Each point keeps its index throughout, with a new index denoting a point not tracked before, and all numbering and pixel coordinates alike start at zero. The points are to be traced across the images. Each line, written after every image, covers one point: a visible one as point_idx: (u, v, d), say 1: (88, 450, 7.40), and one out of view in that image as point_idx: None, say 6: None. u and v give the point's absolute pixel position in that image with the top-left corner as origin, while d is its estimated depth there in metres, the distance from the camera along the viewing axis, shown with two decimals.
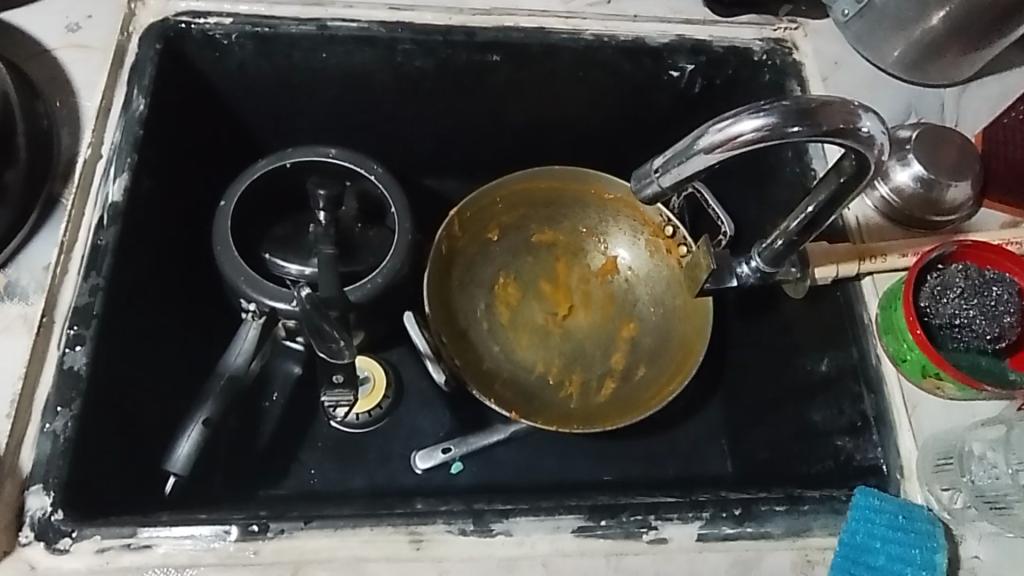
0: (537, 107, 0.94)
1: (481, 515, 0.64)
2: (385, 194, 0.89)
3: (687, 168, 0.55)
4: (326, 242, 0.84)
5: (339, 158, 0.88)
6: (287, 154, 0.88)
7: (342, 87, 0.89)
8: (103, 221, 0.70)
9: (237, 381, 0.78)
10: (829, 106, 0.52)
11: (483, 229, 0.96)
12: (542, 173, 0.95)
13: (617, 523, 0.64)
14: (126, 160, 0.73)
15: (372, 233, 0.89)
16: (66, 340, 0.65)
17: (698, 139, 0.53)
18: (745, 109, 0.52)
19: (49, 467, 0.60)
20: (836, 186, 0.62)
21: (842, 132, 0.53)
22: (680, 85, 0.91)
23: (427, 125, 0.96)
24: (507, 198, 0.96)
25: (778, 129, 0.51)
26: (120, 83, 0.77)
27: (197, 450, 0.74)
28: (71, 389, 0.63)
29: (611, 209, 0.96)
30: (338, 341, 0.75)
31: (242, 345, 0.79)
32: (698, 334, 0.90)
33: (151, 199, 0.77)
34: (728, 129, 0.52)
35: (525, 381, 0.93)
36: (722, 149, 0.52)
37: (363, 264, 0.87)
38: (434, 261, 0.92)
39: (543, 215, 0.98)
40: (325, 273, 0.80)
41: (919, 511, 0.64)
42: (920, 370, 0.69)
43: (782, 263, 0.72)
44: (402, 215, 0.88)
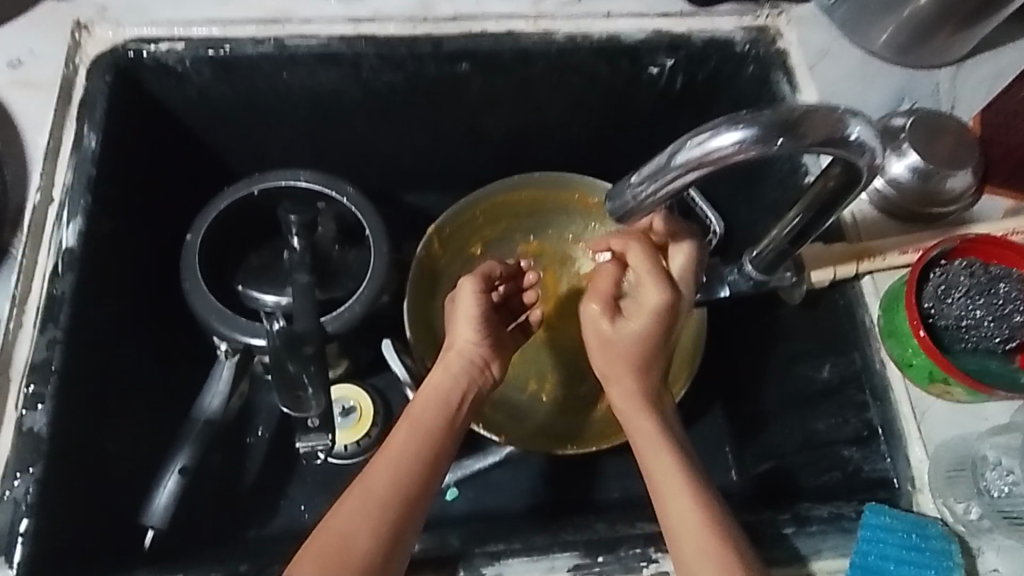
0: (513, 114, 0.90)
1: (471, 559, 0.60)
2: (359, 216, 0.85)
3: (663, 187, 0.51)
4: (300, 268, 0.81)
5: (309, 180, 0.84)
6: (256, 180, 0.84)
7: (308, 107, 0.85)
8: (58, 269, 0.67)
9: (214, 425, 0.76)
10: (815, 114, 0.48)
11: (466, 244, 0.93)
12: (523, 183, 0.91)
13: (615, 559, 0.61)
14: (80, 202, 0.69)
15: (352, 254, 0.86)
16: (24, 400, 0.62)
17: (675, 155, 0.49)
18: (722, 121, 0.48)
19: (12, 538, 0.57)
20: (821, 194, 0.57)
21: (827, 143, 0.48)
22: (660, 83, 0.87)
23: (400, 140, 0.92)
24: (489, 211, 0.92)
25: (761, 142, 0.47)
26: (68, 119, 0.73)
27: (175, 499, 0.71)
28: (30, 452, 0.60)
29: (598, 216, 0.93)
30: (305, 388, 0.71)
31: (217, 386, 0.77)
32: (691, 343, 0.86)
33: (111, 240, 0.73)
34: (706, 144, 0.48)
35: (516, 399, 0.89)
36: (701, 165, 0.49)
37: (342, 288, 0.84)
38: (416, 280, 0.88)
39: (527, 225, 0.94)
40: (300, 303, 0.76)
41: (933, 528, 0.60)
42: (927, 375, 0.65)
43: (775, 270, 0.68)
44: (378, 237, 0.84)
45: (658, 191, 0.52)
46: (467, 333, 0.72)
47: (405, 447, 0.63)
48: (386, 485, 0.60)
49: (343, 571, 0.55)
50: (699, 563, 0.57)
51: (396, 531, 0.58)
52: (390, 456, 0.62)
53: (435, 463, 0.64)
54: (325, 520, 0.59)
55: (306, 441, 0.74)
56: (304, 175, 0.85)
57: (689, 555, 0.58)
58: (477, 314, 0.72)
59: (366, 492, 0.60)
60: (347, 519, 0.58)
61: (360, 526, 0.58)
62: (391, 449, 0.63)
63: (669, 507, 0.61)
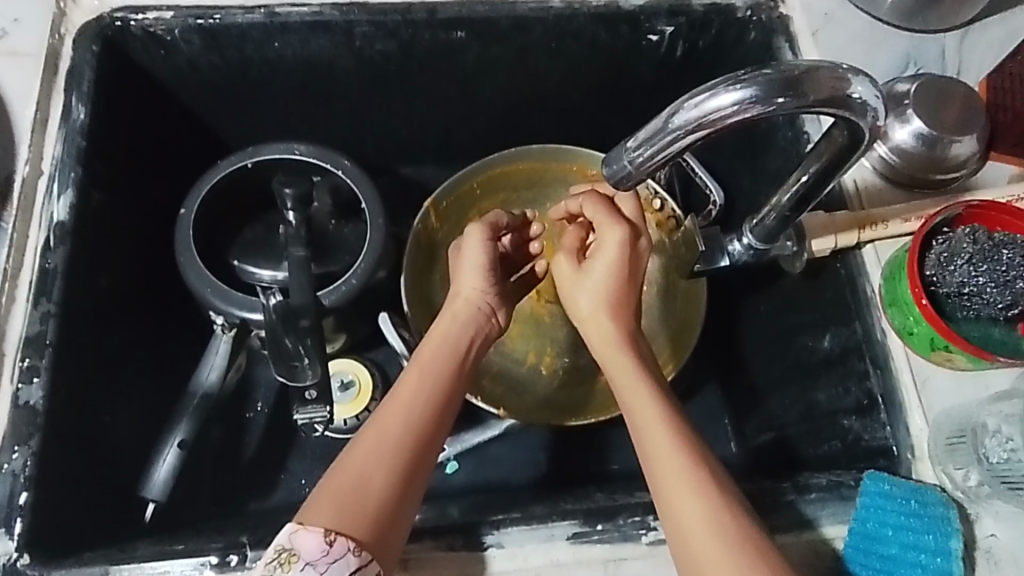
0: (510, 84, 0.89)
1: (470, 528, 0.61)
2: (355, 189, 0.84)
3: (662, 150, 0.50)
4: (297, 243, 0.79)
5: (306, 154, 0.84)
6: (251, 152, 0.83)
7: (301, 78, 0.84)
8: (49, 243, 0.66)
9: (212, 399, 0.76)
10: (817, 73, 0.47)
11: (463, 218, 0.91)
12: (519, 155, 0.91)
13: (614, 526, 0.61)
14: (70, 175, 0.69)
15: (348, 228, 0.84)
16: (20, 373, 0.61)
17: (673, 116, 0.48)
18: (722, 81, 0.47)
19: (11, 510, 0.57)
20: (820, 159, 0.57)
21: (831, 102, 0.47)
22: (660, 51, 0.85)
23: (396, 112, 0.91)
24: (486, 183, 0.91)
25: (761, 102, 0.46)
26: (56, 90, 0.72)
27: (175, 473, 0.72)
28: (26, 425, 0.60)
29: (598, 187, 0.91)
30: (300, 358, 0.70)
31: (215, 360, 0.77)
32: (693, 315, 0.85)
33: (102, 213, 0.72)
34: (705, 105, 0.47)
35: (515, 373, 0.89)
36: (701, 126, 0.48)
37: (338, 263, 0.82)
38: (414, 253, 0.88)
39: (525, 197, 0.92)
40: (296, 276, 0.76)
41: (932, 495, 0.60)
42: (929, 344, 0.64)
43: (775, 240, 0.67)
44: (375, 210, 0.84)
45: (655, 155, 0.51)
46: (474, 283, 0.71)
47: (415, 391, 0.62)
48: (399, 428, 0.59)
49: (362, 516, 0.54)
50: (707, 514, 0.54)
51: (406, 474, 0.57)
52: (402, 399, 0.61)
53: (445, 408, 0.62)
54: (339, 462, 0.57)
55: (304, 413, 0.71)
56: (299, 149, 0.84)
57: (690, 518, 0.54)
58: (484, 262, 0.72)
59: (379, 436, 0.58)
60: (362, 461, 0.57)
61: (374, 467, 0.56)
62: (401, 393, 0.61)
63: (667, 465, 0.56)
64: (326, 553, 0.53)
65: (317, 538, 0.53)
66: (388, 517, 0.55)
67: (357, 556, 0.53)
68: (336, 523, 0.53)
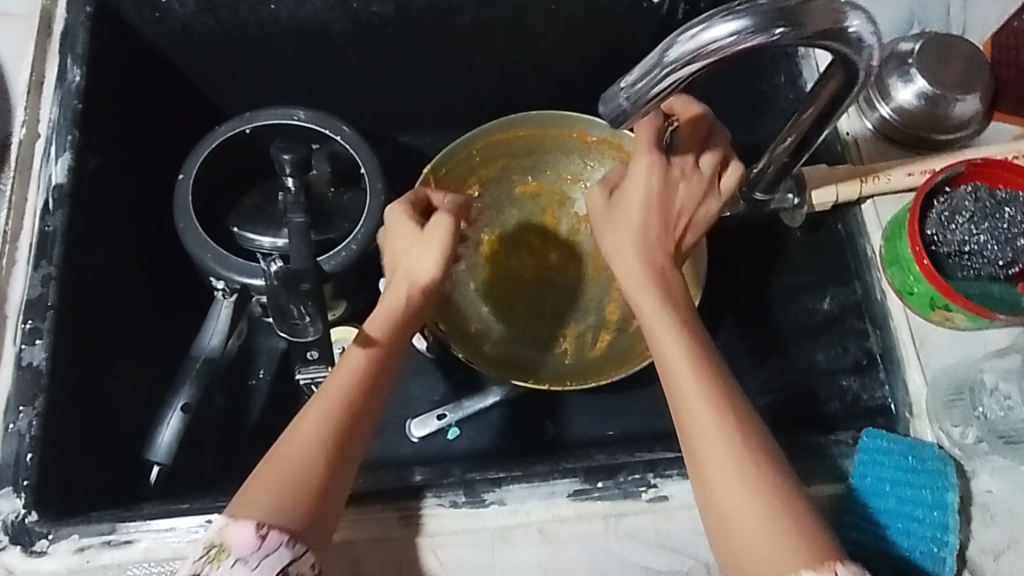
0: (507, 48, 0.89)
1: (472, 485, 0.61)
2: (354, 155, 0.84)
3: (658, 85, 0.48)
4: (296, 208, 0.77)
5: (306, 120, 0.84)
6: (250, 118, 0.83)
7: (297, 42, 0.83)
8: (48, 205, 0.66)
9: (214, 363, 0.75)
10: (812, 4, 0.46)
11: (462, 184, 0.89)
12: (518, 120, 0.88)
13: (615, 484, 0.61)
14: (67, 138, 0.68)
15: (347, 197, 0.84)
16: (22, 334, 0.62)
17: (667, 50, 0.47)
18: (718, 12, 0.46)
19: (18, 468, 0.58)
20: (816, 111, 0.56)
21: (828, 33, 0.46)
22: (661, 12, 0.85)
23: (394, 77, 0.90)
24: (484, 149, 0.89)
25: (760, 31, 0.45)
26: (50, 53, 0.71)
27: (180, 437, 0.71)
28: (30, 385, 0.60)
29: (596, 152, 0.90)
30: (303, 318, 0.71)
31: (217, 324, 0.76)
32: None
33: (101, 178, 0.72)
34: (702, 36, 0.46)
35: (516, 340, 0.90)
36: (697, 56, 0.46)
37: (337, 230, 0.82)
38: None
39: (524, 164, 0.92)
40: (296, 242, 0.75)
41: (929, 450, 0.61)
42: (929, 304, 0.64)
43: (775, 189, 0.67)
44: (373, 174, 0.83)
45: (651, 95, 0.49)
46: (431, 260, 0.61)
47: (356, 373, 0.57)
48: (336, 409, 0.55)
49: (299, 505, 0.51)
50: (737, 462, 0.50)
51: (345, 461, 0.54)
52: (341, 378, 0.57)
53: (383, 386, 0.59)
54: (272, 454, 0.53)
55: (306, 373, 0.73)
56: (298, 115, 0.84)
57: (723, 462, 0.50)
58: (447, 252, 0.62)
59: (318, 424, 0.54)
60: (299, 453, 0.53)
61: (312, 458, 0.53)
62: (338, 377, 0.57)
63: (697, 413, 0.52)
64: (259, 548, 0.49)
65: (250, 530, 0.49)
66: (329, 500, 0.52)
67: (291, 549, 0.49)
68: (271, 516, 0.50)
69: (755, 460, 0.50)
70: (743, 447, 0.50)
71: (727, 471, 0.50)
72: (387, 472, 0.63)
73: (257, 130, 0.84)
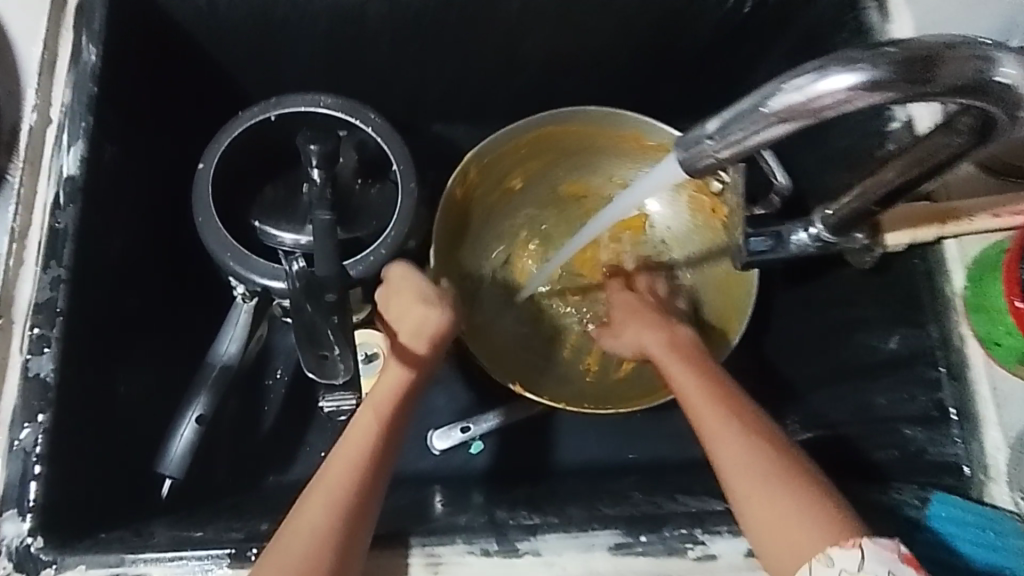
0: (556, 38, 0.81)
1: (504, 533, 0.57)
2: (385, 147, 0.77)
3: (745, 140, 0.42)
4: (323, 204, 0.68)
5: (333, 107, 0.76)
6: (272, 105, 0.76)
7: (330, 24, 0.76)
8: (59, 200, 0.61)
9: (231, 371, 0.71)
10: (951, 51, 0.38)
11: (502, 178, 0.85)
12: (574, 114, 0.80)
13: (658, 538, 0.57)
14: (80, 125, 0.63)
15: (374, 191, 0.79)
16: (29, 343, 0.57)
17: (763, 102, 0.41)
18: (831, 61, 0.39)
19: (23, 489, 0.54)
20: (914, 157, 0.49)
21: (966, 87, 0.38)
22: (728, 6, 0.79)
23: (431, 66, 0.83)
24: (530, 143, 0.83)
25: (882, 88, 0.38)
26: (65, 29, 0.65)
27: (193, 449, 0.67)
28: (37, 399, 0.56)
29: (649, 158, 0.84)
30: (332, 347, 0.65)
31: (234, 332, 0.71)
32: (734, 310, 0.81)
33: (116, 169, 0.66)
34: (808, 90, 0.39)
35: (539, 354, 0.84)
36: (797, 114, 0.40)
37: (365, 228, 0.76)
38: (445, 214, 0.80)
39: (574, 161, 0.86)
40: (320, 242, 0.66)
41: (1009, 524, 0.56)
42: (1017, 356, 0.57)
43: (846, 232, 0.60)
44: (406, 171, 0.77)
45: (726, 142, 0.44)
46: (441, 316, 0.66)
47: (363, 448, 0.58)
48: (344, 479, 0.56)
49: None
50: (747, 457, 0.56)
51: (348, 542, 0.53)
52: (348, 457, 0.58)
53: (390, 455, 0.60)
54: (269, 548, 0.54)
55: (330, 399, 0.74)
56: (324, 101, 0.76)
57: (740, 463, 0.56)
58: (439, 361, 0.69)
59: (315, 512, 0.55)
60: (299, 543, 0.53)
61: (311, 547, 0.53)
62: (336, 461, 0.58)
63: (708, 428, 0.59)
64: None
65: None
66: (350, 560, 0.53)
67: None
68: None
69: (774, 463, 0.55)
70: (762, 457, 0.56)
71: (750, 476, 0.55)
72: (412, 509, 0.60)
73: (282, 116, 0.76)
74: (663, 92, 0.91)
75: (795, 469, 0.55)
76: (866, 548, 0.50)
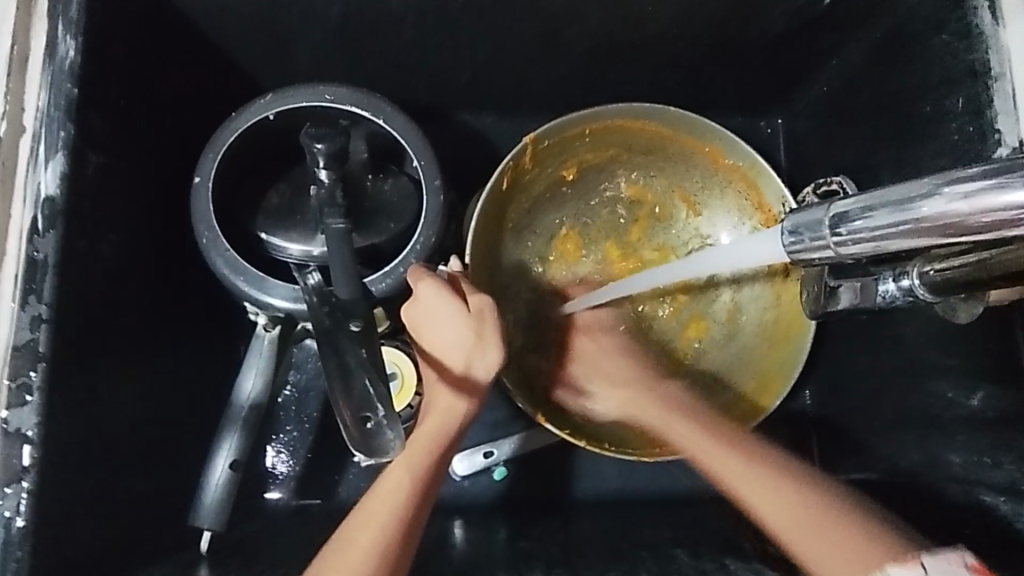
0: (603, 25, 0.71)
1: None
2: (403, 144, 0.65)
3: (879, 244, 0.39)
4: (335, 211, 0.58)
5: (340, 102, 0.64)
6: (269, 102, 0.64)
7: (346, 7, 0.66)
8: (37, 224, 0.53)
9: (260, 409, 0.63)
10: None
11: (559, 164, 0.74)
12: (653, 111, 0.71)
13: None
14: (59, 135, 0.54)
15: (390, 186, 0.65)
16: (8, 391, 0.51)
17: (904, 215, 0.36)
18: (994, 174, 0.33)
19: (6, 559, 0.49)
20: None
21: None
22: None
23: (460, 53, 0.73)
24: (600, 133, 0.72)
25: None
26: (38, 18, 0.56)
27: (228, 500, 0.61)
28: (19, 456, 0.50)
29: (720, 180, 0.75)
30: (374, 407, 0.50)
31: (258, 364, 0.63)
32: (781, 366, 0.73)
33: (102, 182, 0.58)
34: (973, 200, 0.33)
35: (558, 366, 0.75)
36: (950, 231, 0.35)
37: (384, 233, 0.64)
38: (489, 199, 0.70)
39: (637, 161, 0.76)
40: (335, 255, 0.56)
41: None
42: None
43: (946, 296, 0.53)
44: (429, 169, 0.65)
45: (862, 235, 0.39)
46: (494, 356, 0.55)
47: (391, 513, 0.52)
48: (370, 552, 0.50)
49: None
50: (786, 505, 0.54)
51: None
52: (377, 521, 0.52)
53: (421, 522, 0.54)
54: None
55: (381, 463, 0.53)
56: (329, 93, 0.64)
57: (786, 513, 0.54)
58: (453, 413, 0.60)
59: None
60: None
61: None
62: (361, 524, 0.52)
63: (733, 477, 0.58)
64: None
65: None
66: None
67: None
68: None
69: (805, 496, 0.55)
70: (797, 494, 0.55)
71: (789, 516, 0.54)
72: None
73: (283, 113, 0.64)
74: (719, 85, 0.80)
75: (820, 499, 0.54)
76: (931, 568, 0.44)
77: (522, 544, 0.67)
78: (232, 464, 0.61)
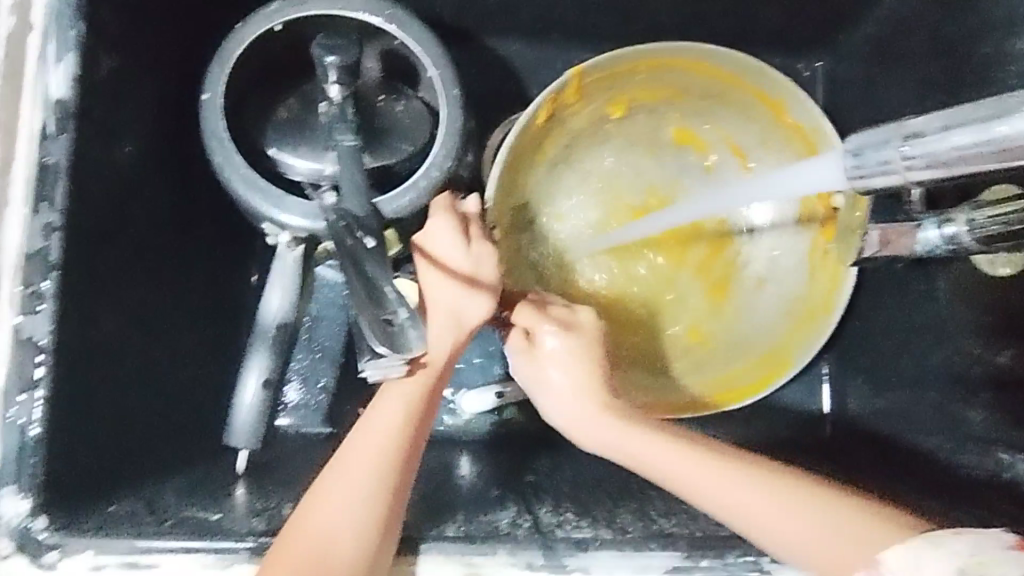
0: None
1: (552, 547, 0.53)
2: (418, 55, 0.61)
3: (944, 168, 0.39)
4: (345, 128, 0.56)
5: (352, 8, 0.60)
6: (275, 10, 0.60)
7: None
8: (48, 127, 0.51)
9: (288, 330, 0.63)
10: None
11: (606, 99, 0.71)
12: (717, 54, 0.67)
13: (722, 565, 0.53)
14: (69, 34, 0.52)
15: (401, 105, 0.62)
16: (20, 299, 0.49)
17: (979, 134, 0.36)
18: None
19: (21, 463, 0.48)
20: None
21: None
22: None
23: None
24: (655, 68, 0.69)
25: None
26: None
27: (260, 418, 0.63)
28: (32, 363, 0.49)
29: (781, 137, 0.71)
30: (396, 307, 0.49)
31: (277, 287, 0.62)
32: (794, 348, 0.72)
33: (111, 87, 0.55)
34: None
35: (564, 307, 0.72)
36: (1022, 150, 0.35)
37: (395, 154, 0.60)
38: (524, 127, 0.67)
39: (693, 105, 0.73)
40: (347, 174, 0.54)
41: None
42: None
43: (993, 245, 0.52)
44: (445, 79, 0.61)
45: (935, 157, 0.39)
46: (481, 306, 0.56)
47: (387, 440, 0.52)
48: (368, 478, 0.50)
49: None
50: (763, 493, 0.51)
51: (380, 537, 0.49)
52: (372, 446, 0.52)
53: (416, 448, 0.54)
54: (292, 523, 0.49)
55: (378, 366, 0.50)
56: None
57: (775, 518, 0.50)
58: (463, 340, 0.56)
59: (337, 506, 0.50)
60: (317, 526, 0.49)
61: (335, 540, 0.48)
62: (356, 449, 0.52)
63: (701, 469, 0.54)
64: None
65: None
66: (381, 558, 0.49)
67: None
68: None
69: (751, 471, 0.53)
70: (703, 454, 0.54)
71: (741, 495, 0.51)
72: (429, 517, 0.56)
73: (292, 23, 0.60)
74: (762, 16, 0.75)
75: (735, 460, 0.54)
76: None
77: (530, 479, 0.67)
78: (263, 383, 0.62)
